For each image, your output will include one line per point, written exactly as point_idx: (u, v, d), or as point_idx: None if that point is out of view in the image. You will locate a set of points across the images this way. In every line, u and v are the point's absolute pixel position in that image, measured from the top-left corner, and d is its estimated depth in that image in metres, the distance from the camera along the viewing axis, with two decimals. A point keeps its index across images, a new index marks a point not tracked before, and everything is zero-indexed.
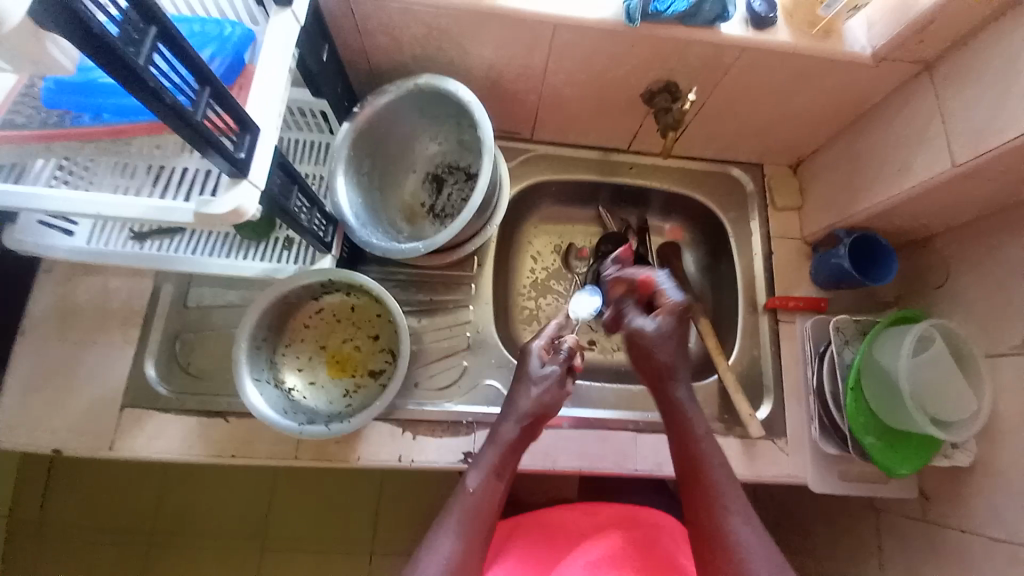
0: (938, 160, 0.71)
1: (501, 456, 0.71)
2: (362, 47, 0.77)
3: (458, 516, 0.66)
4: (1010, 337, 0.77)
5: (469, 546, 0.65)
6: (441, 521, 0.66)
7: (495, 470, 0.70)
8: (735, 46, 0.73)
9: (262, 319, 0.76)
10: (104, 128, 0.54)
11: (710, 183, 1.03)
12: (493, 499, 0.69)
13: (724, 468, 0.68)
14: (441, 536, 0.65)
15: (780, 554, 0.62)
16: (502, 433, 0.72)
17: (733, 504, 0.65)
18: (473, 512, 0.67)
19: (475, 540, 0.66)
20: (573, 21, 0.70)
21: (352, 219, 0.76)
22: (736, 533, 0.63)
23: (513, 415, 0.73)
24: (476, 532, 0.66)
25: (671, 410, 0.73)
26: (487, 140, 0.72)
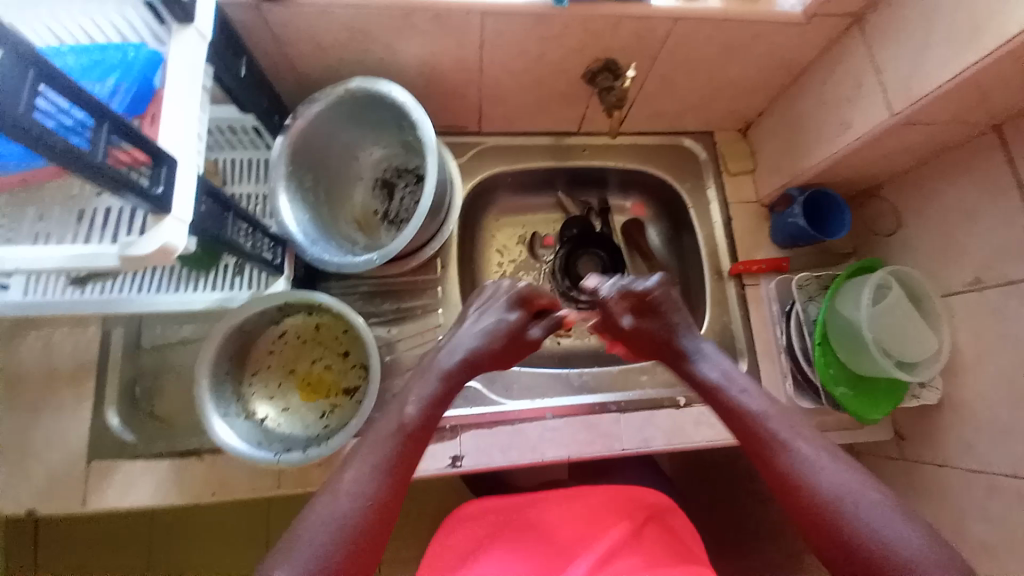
0: (876, 110, 0.72)
1: (447, 382, 0.64)
2: (286, 58, 0.73)
3: (386, 444, 0.57)
4: (960, 273, 0.79)
5: (392, 476, 0.55)
6: (363, 450, 0.56)
7: (435, 401, 0.62)
8: (667, 18, 0.72)
9: (222, 351, 0.73)
10: (12, 176, 0.54)
11: (663, 156, 1.03)
12: (427, 430, 0.60)
13: (774, 416, 0.58)
14: (358, 467, 0.54)
15: (869, 489, 0.50)
16: (442, 364, 0.66)
17: (790, 439, 0.55)
18: (401, 441, 0.57)
19: (398, 465, 0.56)
20: (500, 8, 0.68)
21: (301, 238, 0.73)
22: (800, 470, 0.53)
23: (465, 343, 0.68)
24: (402, 469, 0.56)
25: (690, 369, 0.68)
26: (428, 141, 0.70)
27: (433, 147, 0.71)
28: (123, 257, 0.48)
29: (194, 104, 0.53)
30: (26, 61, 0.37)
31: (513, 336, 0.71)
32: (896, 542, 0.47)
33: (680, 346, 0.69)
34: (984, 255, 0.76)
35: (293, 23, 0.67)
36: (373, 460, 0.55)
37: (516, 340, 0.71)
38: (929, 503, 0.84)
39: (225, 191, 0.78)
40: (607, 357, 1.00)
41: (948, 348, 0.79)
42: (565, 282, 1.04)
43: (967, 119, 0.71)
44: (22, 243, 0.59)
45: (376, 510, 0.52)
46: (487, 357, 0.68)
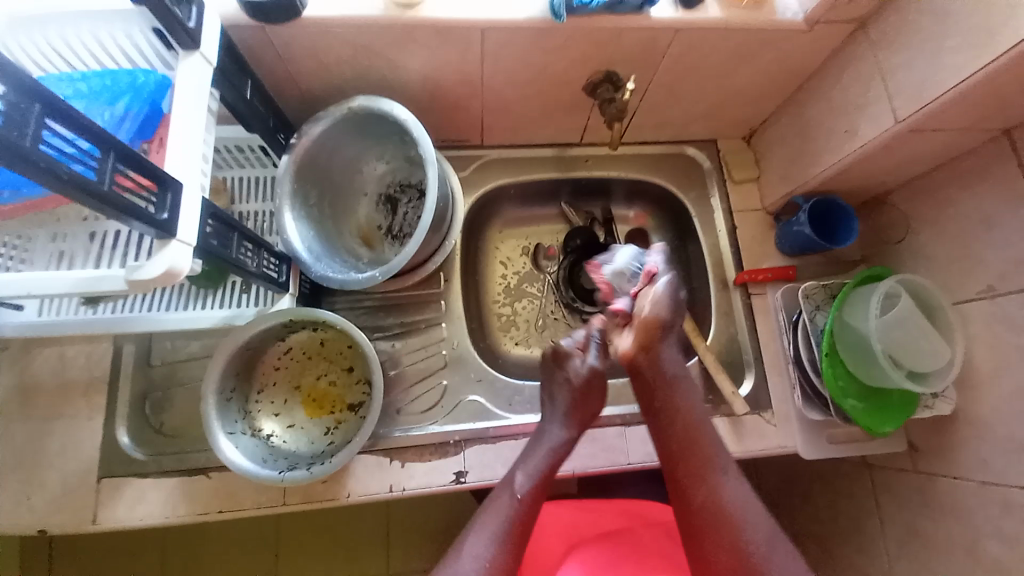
0: (883, 117, 0.72)
1: (546, 465, 0.69)
2: (291, 76, 0.74)
3: (502, 511, 0.64)
4: (972, 281, 0.78)
5: (513, 546, 0.62)
6: (488, 524, 0.63)
7: (545, 476, 0.68)
8: (669, 29, 0.72)
9: (229, 369, 0.74)
10: (23, 201, 0.55)
11: (667, 165, 1.03)
12: (537, 502, 0.66)
13: (717, 440, 0.68)
14: (481, 538, 0.62)
15: (766, 517, 0.62)
16: (550, 441, 0.71)
17: (722, 467, 0.66)
18: (520, 514, 0.64)
19: (518, 542, 0.63)
20: (502, 24, 0.68)
21: (306, 255, 0.74)
22: (724, 493, 0.63)
23: (563, 420, 0.73)
24: (511, 539, 0.63)
25: (661, 367, 0.72)
26: (429, 155, 0.70)
27: (434, 163, 0.71)
28: (129, 281, 0.49)
29: (198, 130, 0.54)
30: (33, 96, 0.37)
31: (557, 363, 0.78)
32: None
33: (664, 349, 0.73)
34: (997, 263, 0.74)
35: (297, 43, 0.68)
36: (494, 527, 0.63)
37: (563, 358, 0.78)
38: (946, 517, 0.82)
39: (232, 209, 0.79)
40: None
41: (962, 358, 0.78)
42: (570, 294, 1.04)
43: (976, 126, 0.70)
44: (34, 264, 0.60)
45: (496, 573, 0.60)
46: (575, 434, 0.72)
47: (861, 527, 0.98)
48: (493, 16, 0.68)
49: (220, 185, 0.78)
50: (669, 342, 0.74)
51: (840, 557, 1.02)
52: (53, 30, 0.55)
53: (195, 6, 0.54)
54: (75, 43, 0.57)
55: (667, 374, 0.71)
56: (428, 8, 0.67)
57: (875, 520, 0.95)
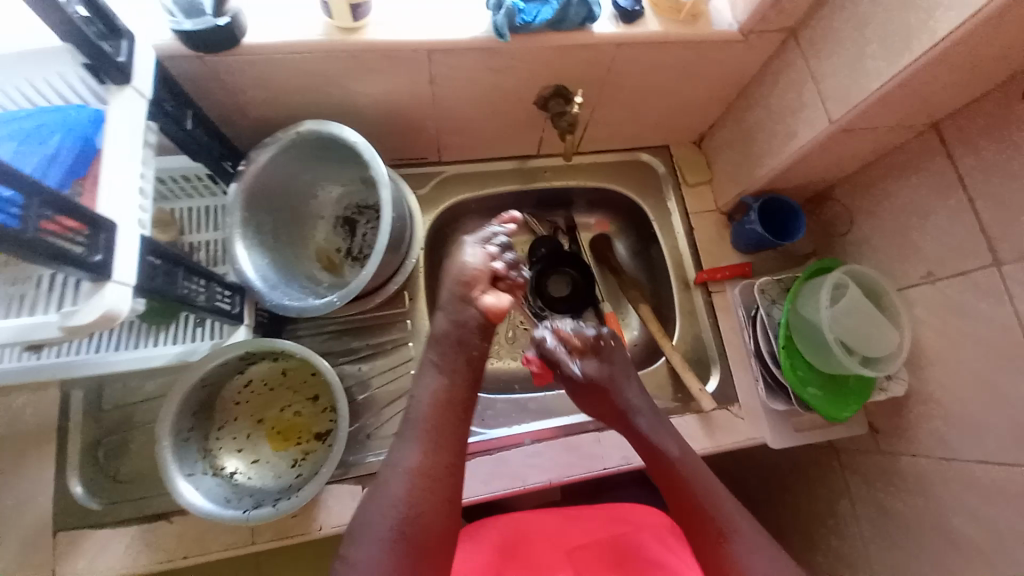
0: (818, 120, 0.75)
1: (449, 346, 0.72)
2: (234, 103, 0.72)
3: (416, 418, 0.69)
4: (914, 268, 0.82)
5: (433, 442, 0.67)
6: (404, 431, 0.68)
7: (449, 371, 0.71)
8: (613, 44, 0.74)
9: (185, 407, 0.71)
10: None
11: (623, 172, 1.05)
12: (448, 396, 0.70)
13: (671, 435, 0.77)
14: (408, 445, 0.67)
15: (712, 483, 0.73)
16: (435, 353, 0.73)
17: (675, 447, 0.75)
18: (434, 416, 0.69)
19: (439, 439, 0.68)
20: (446, 44, 0.68)
21: (261, 285, 0.72)
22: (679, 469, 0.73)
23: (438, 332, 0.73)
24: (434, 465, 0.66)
25: (624, 413, 0.77)
26: (381, 179, 0.70)
27: (386, 186, 0.70)
28: (64, 328, 0.47)
29: (135, 164, 0.52)
30: None
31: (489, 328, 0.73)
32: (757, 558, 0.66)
33: (620, 391, 0.77)
34: (935, 250, 0.79)
35: (239, 71, 0.67)
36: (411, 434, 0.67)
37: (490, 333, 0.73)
38: (909, 492, 0.86)
39: (182, 240, 0.77)
40: None
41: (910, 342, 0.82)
42: (538, 303, 1.05)
43: (905, 123, 0.74)
44: None
45: (420, 472, 0.65)
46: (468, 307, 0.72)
47: (833, 509, 1.01)
48: (436, 37, 0.68)
49: (167, 218, 0.76)
50: (622, 385, 0.78)
51: (817, 541, 1.05)
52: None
53: (126, 41, 0.54)
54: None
55: (622, 409, 0.77)
56: (371, 30, 0.66)
57: (847, 501, 0.98)
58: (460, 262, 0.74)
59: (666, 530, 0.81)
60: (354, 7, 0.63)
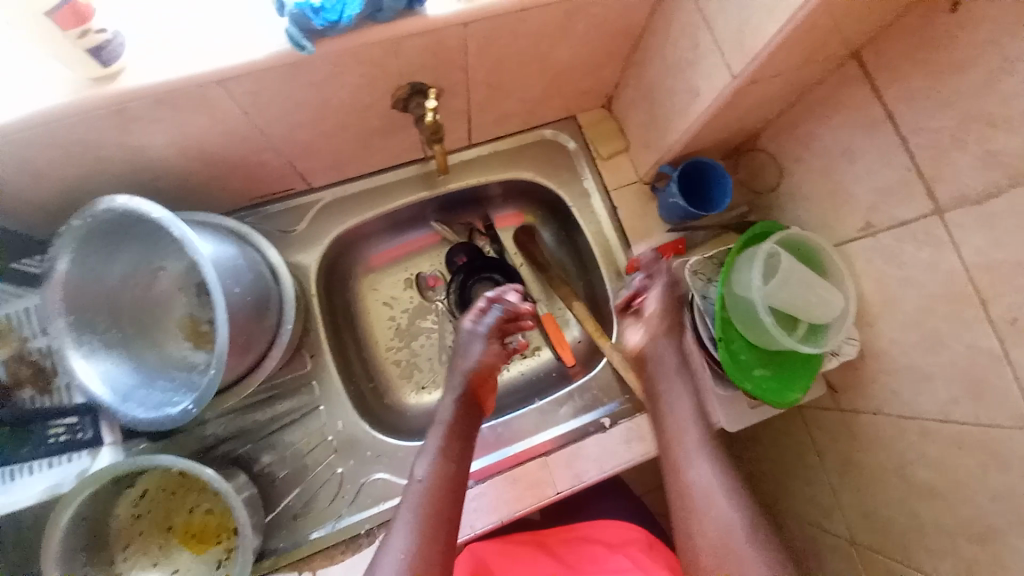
0: (719, 72, 0.63)
1: (453, 429, 0.70)
2: (9, 193, 0.59)
3: (414, 503, 0.63)
4: (850, 219, 0.73)
5: (435, 530, 0.62)
6: (401, 513, 0.63)
7: (447, 454, 0.68)
8: (456, 25, 0.60)
9: (68, 548, 0.63)
10: None
11: (529, 156, 0.92)
12: (449, 480, 0.66)
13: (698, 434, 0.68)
14: (400, 529, 0.61)
15: (705, 436, 0.68)
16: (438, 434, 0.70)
17: (688, 459, 0.66)
18: (434, 502, 0.63)
19: (439, 525, 0.62)
20: (238, 70, 0.54)
21: (110, 400, 0.61)
22: (691, 480, 0.64)
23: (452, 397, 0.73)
24: (439, 540, 0.61)
25: (677, 424, 0.69)
26: (200, 262, 0.56)
27: (209, 267, 0.57)
28: None
29: None
30: None
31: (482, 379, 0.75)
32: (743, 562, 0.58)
33: (663, 402, 0.71)
34: (868, 196, 0.69)
35: None
36: (407, 518, 0.62)
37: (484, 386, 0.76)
38: (872, 449, 0.81)
39: (27, 347, 0.63)
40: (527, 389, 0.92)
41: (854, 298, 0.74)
42: None
43: (817, 58, 0.62)
44: None
45: (421, 561, 0.59)
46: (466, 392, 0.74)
47: (804, 465, 0.98)
48: (222, 65, 0.54)
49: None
50: (673, 394, 0.71)
51: (792, 493, 1.03)
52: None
53: None
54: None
55: (669, 419, 0.70)
56: (131, 75, 0.52)
57: (815, 456, 0.95)
58: (464, 359, 0.76)
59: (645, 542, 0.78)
60: (95, 51, 0.49)
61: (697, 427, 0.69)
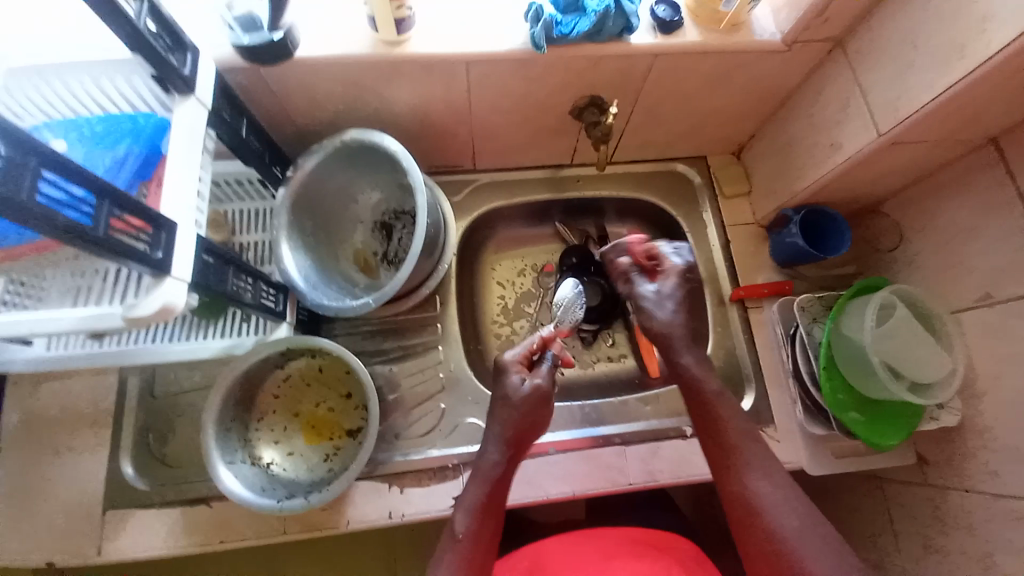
0: (865, 131, 0.72)
1: (465, 554, 0.63)
2: (281, 110, 0.77)
3: (452, 567, 0.62)
4: (968, 290, 0.77)
5: None
6: (438, 572, 0.62)
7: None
8: (648, 54, 0.74)
9: (227, 399, 0.75)
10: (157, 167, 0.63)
11: (658, 182, 1.04)
12: (484, 542, 0.64)
13: (757, 443, 0.65)
14: None
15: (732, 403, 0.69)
16: (474, 484, 0.69)
17: (755, 463, 0.63)
18: (470, 557, 0.63)
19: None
20: (482, 56, 0.71)
21: (302, 284, 0.76)
22: (756, 488, 0.61)
23: (492, 442, 0.71)
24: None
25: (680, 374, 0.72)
26: (418, 186, 0.73)
27: (423, 187, 0.74)
28: (127, 319, 0.51)
29: (193, 167, 0.56)
30: (30, 151, 0.39)
31: (496, 478, 0.69)
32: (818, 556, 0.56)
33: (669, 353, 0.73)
34: (990, 271, 0.73)
35: (288, 79, 0.71)
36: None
37: (502, 484, 0.69)
38: (956, 531, 0.78)
39: (232, 240, 0.84)
40: (612, 387, 0.98)
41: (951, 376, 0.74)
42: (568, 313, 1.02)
43: (960, 135, 0.70)
44: (53, 300, 0.63)
45: None
46: (478, 498, 0.67)
47: (870, 545, 0.94)
48: (472, 49, 0.70)
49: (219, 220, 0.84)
50: (680, 345, 0.73)
51: None
52: (26, 81, 0.59)
53: (190, 53, 0.58)
54: (51, 98, 0.61)
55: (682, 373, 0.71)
56: (413, 43, 0.70)
57: (888, 537, 0.90)
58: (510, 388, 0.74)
59: (693, 555, 0.76)
60: (398, 21, 0.66)
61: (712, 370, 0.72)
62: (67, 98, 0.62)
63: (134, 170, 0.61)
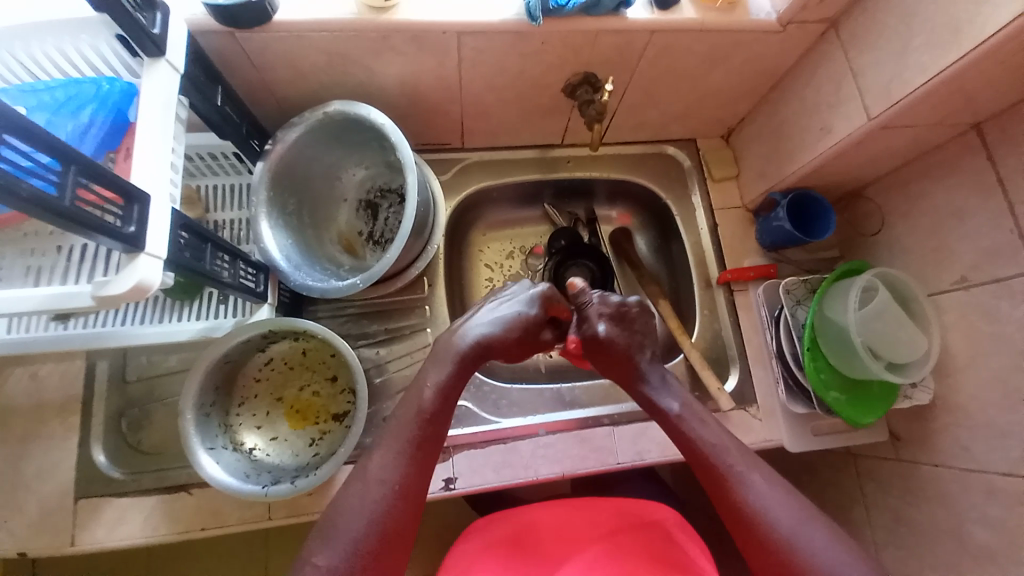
0: (856, 115, 0.72)
1: (427, 424, 0.63)
2: (260, 79, 0.73)
3: (405, 428, 0.62)
4: (947, 273, 0.79)
5: (421, 457, 0.61)
6: (389, 431, 0.62)
7: (409, 459, 0.61)
8: (645, 30, 0.73)
9: (206, 383, 0.72)
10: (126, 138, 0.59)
11: (648, 164, 1.03)
12: (444, 409, 0.65)
13: (726, 441, 0.65)
14: (387, 451, 0.60)
15: (695, 408, 0.69)
16: (455, 347, 0.69)
17: (736, 462, 0.63)
18: (423, 423, 0.63)
19: (421, 447, 0.62)
20: (475, 27, 0.68)
21: (285, 264, 0.73)
22: (745, 493, 0.60)
23: (479, 322, 0.71)
24: (425, 447, 0.62)
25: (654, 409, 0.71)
26: (408, 164, 0.71)
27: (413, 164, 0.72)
28: (98, 298, 0.47)
29: (166, 136, 0.52)
30: None
31: (470, 360, 0.69)
32: (816, 549, 0.55)
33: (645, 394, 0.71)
34: (968, 255, 0.76)
35: (268, 46, 0.67)
36: (400, 440, 0.61)
37: (472, 366, 0.70)
38: (926, 503, 0.82)
39: (208, 218, 0.80)
40: (601, 369, 0.98)
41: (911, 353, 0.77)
42: None
43: (947, 121, 0.71)
44: (14, 279, 0.58)
45: (406, 483, 0.59)
46: (446, 389, 0.66)
47: (844, 518, 0.98)
48: (465, 19, 0.67)
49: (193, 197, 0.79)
50: (650, 369, 0.72)
51: None
52: None
53: (160, 12, 0.54)
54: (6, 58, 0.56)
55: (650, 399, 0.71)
56: (402, 11, 0.66)
57: (861, 510, 0.94)
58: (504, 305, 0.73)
59: (675, 526, 0.78)
60: None
61: (675, 389, 0.71)
62: (24, 60, 0.57)
63: (99, 141, 0.57)
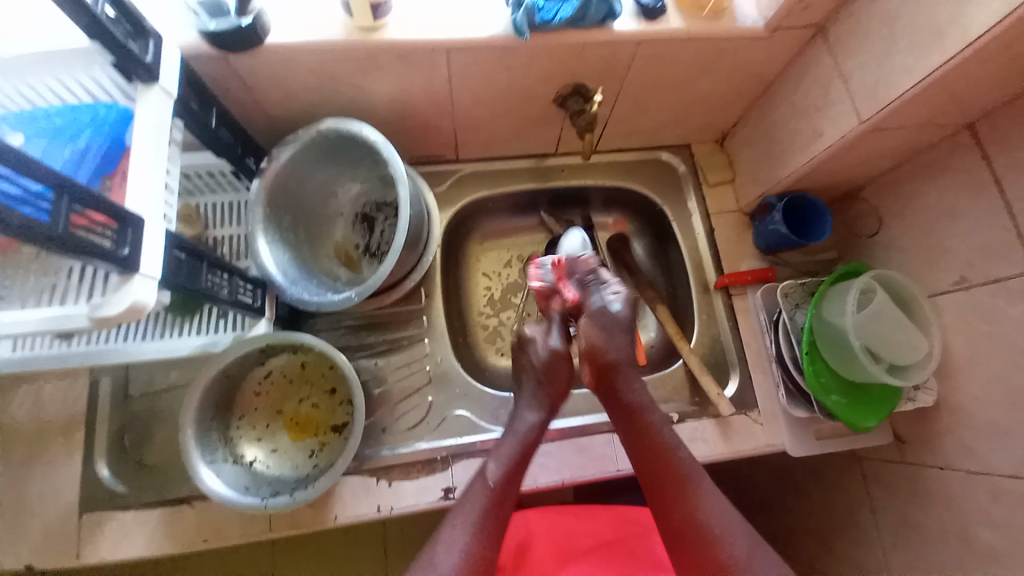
0: (847, 118, 0.72)
1: (497, 501, 0.64)
2: (255, 99, 0.74)
3: (475, 505, 0.64)
4: (945, 273, 0.78)
5: (493, 528, 0.63)
6: (460, 508, 0.63)
7: (483, 533, 0.62)
8: (632, 41, 0.73)
9: (207, 398, 0.73)
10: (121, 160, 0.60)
11: (643, 170, 1.03)
12: (511, 486, 0.66)
13: (691, 466, 0.66)
14: (457, 525, 0.61)
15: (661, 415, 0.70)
16: (516, 431, 0.71)
17: (696, 486, 0.64)
18: (497, 511, 0.64)
19: (497, 533, 0.63)
20: (461, 43, 0.69)
21: (281, 279, 0.74)
22: (705, 514, 0.62)
23: (531, 405, 0.73)
24: (495, 525, 0.63)
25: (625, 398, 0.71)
26: (400, 178, 0.72)
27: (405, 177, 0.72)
28: (93, 319, 0.48)
29: (160, 158, 0.54)
30: None
31: (525, 451, 0.70)
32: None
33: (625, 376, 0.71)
34: (966, 255, 0.75)
35: (260, 67, 0.68)
36: (470, 514, 0.62)
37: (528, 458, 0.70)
38: (933, 507, 0.81)
39: (207, 235, 0.81)
40: None
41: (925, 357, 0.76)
42: None
43: (938, 122, 0.71)
44: (14, 301, 0.60)
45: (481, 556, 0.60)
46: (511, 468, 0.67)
47: (851, 523, 0.96)
48: (452, 35, 0.68)
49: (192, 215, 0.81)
50: (630, 373, 0.72)
51: (831, 551, 0.99)
52: None
53: (152, 40, 0.55)
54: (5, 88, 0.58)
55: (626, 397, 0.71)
56: (389, 29, 0.67)
57: (868, 516, 0.93)
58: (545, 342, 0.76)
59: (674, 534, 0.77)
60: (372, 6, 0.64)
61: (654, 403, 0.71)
62: (23, 90, 0.59)
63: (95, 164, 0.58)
